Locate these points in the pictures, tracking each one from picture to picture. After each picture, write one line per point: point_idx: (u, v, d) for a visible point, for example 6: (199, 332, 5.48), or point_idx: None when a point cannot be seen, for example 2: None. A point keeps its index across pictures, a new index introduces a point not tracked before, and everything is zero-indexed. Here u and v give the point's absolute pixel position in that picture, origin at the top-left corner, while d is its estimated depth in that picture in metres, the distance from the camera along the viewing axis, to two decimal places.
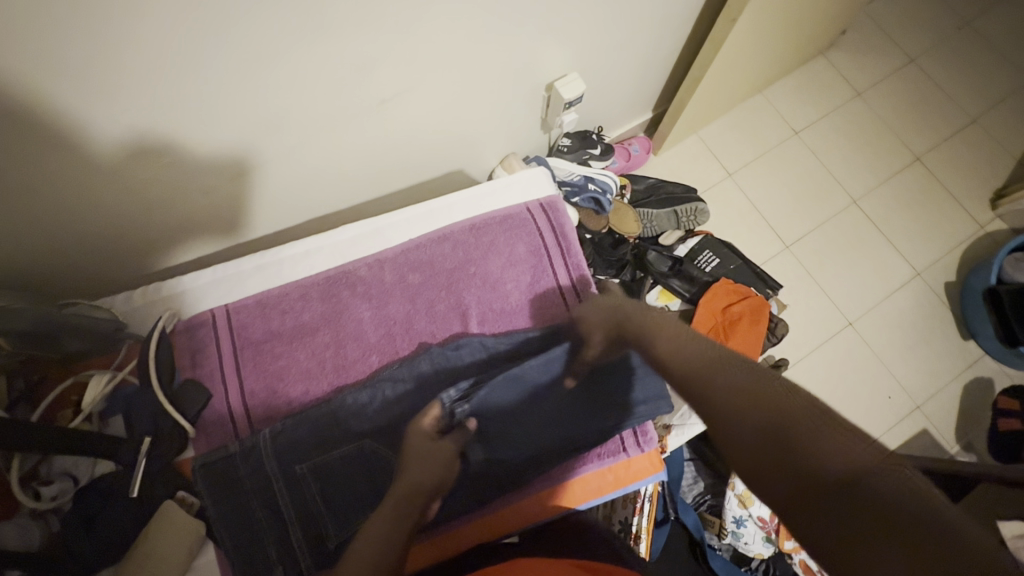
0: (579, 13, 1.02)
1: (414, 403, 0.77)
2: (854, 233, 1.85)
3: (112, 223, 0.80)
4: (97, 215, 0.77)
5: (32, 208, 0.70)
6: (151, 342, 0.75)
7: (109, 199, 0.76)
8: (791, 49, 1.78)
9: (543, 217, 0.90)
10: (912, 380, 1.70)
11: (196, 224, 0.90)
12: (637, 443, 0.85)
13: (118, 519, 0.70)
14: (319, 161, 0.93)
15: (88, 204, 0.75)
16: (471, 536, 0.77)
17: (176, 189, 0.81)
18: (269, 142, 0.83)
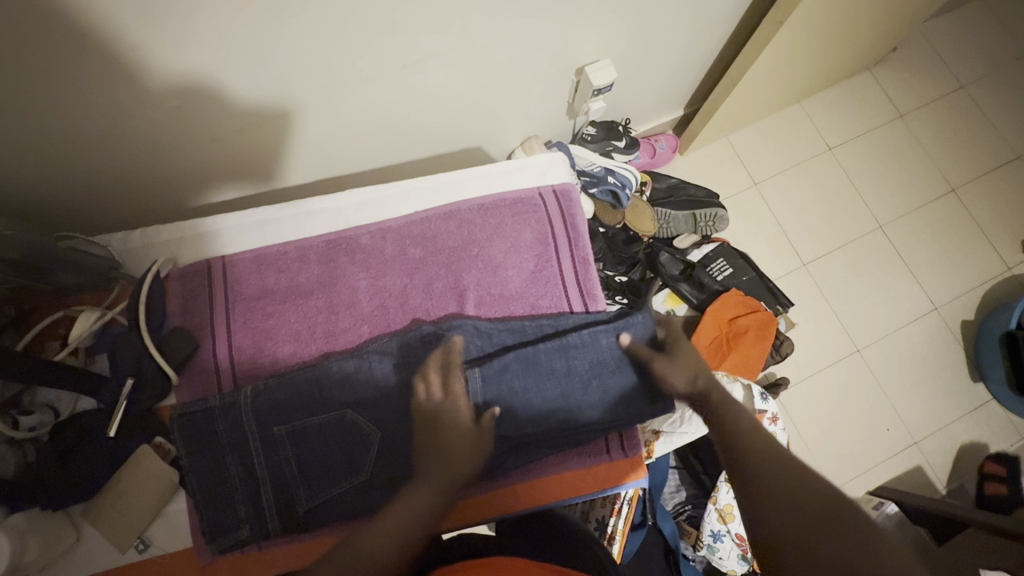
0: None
1: (416, 377, 0.75)
2: (876, 259, 1.80)
3: (122, 158, 0.79)
4: (103, 149, 0.76)
5: (41, 135, 0.70)
6: (142, 285, 0.74)
7: (121, 134, 0.75)
8: (836, 60, 1.71)
9: (555, 204, 0.86)
10: (914, 415, 1.66)
11: (206, 172, 0.89)
12: (625, 446, 0.82)
13: (93, 457, 0.70)
14: (332, 122, 0.91)
15: (97, 136, 0.74)
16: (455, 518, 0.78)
17: (193, 134, 0.80)
18: (288, 97, 0.80)
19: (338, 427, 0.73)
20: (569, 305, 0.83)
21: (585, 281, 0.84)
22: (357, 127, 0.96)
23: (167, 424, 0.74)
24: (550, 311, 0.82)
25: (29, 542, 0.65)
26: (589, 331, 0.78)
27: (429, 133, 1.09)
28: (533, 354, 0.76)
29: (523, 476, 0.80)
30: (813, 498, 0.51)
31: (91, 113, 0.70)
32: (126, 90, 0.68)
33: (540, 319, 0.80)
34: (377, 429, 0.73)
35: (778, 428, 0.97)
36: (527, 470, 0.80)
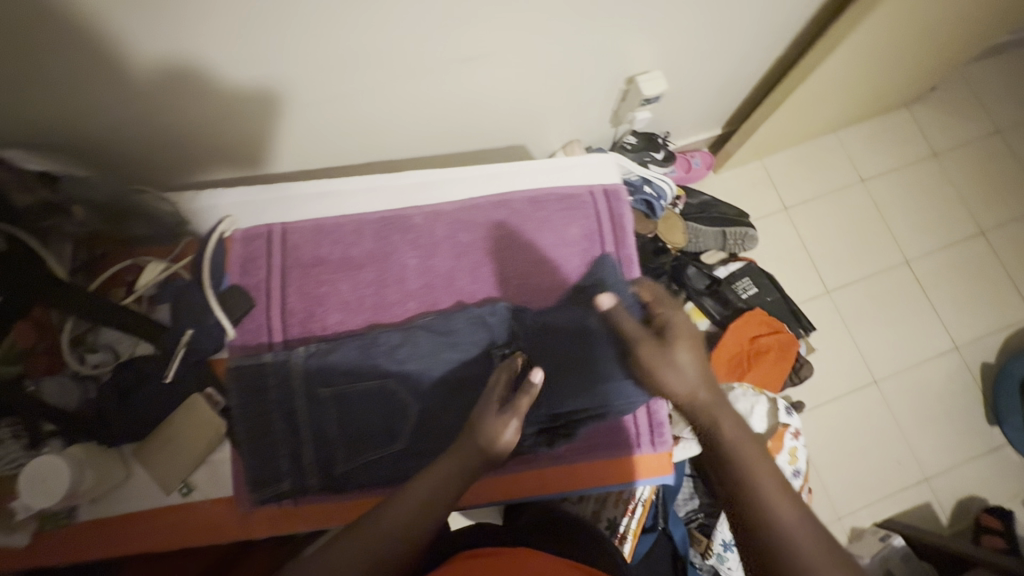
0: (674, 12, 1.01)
1: (456, 362, 0.77)
2: (899, 293, 1.80)
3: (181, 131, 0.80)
4: (164, 121, 0.78)
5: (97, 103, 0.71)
6: (208, 242, 0.79)
7: (169, 105, 0.76)
8: (877, 94, 1.73)
9: (604, 203, 0.88)
10: (927, 451, 1.66)
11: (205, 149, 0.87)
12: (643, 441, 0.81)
13: (151, 400, 0.74)
14: (389, 107, 0.94)
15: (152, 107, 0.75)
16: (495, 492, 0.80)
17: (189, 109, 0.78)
18: (344, 81, 0.82)
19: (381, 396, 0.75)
20: None
21: (628, 280, 0.86)
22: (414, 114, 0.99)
23: (221, 377, 0.78)
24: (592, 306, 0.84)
25: (86, 473, 0.69)
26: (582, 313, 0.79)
27: (478, 124, 1.12)
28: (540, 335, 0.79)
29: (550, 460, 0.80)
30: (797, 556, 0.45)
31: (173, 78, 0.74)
32: (125, 61, 0.67)
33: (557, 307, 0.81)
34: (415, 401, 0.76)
35: (799, 442, 0.99)
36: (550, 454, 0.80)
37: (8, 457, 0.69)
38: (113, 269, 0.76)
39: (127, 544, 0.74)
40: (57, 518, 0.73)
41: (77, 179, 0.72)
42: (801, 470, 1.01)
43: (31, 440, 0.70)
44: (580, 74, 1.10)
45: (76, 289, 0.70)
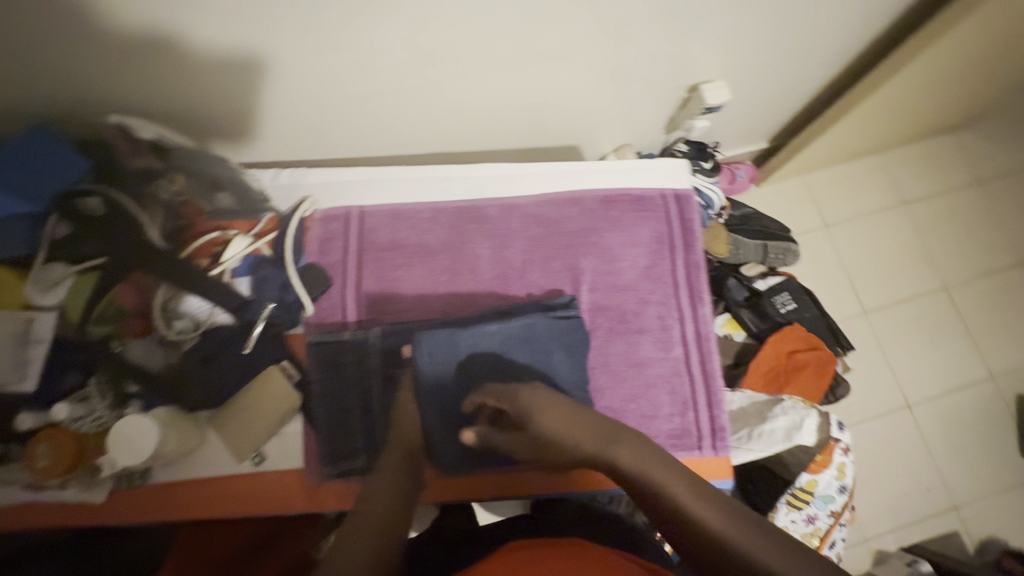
0: (744, 20, 1.02)
1: (505, 365, 0.74)
2: (935, 319, 1.77)
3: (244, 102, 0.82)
4: (230, 88, 0.79)
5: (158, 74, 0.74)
6: (291, 221, 0.81)
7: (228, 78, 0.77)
8: (929, 117, 1.71)
9: (675, 207, 0.90)
10: (957, 480, 1.64)
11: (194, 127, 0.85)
12: None
13: (231, 370, 0.75)
14: (449, 97, 0.94)
15: (207, 84, 0.77)
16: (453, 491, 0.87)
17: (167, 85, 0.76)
18: (408, 62, 0.83)
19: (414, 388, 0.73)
20: (677, 304, 0.85)
21: (694, 284, 0.87)
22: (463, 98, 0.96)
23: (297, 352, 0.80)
24: (660, 307, 0.84)
25: (170, 434, 0.71)
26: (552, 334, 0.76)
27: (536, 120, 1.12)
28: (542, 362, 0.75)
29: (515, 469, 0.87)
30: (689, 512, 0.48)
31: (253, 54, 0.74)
32: (93, 29, 0.66)
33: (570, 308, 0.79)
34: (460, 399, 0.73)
35: (848, 459, 1.01)
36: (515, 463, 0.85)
37: (93, 415, 0.70)
38: (204, 240, 0.78)
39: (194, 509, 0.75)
40: (131, 479, 0.75)
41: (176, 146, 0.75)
42: (847, 487, 1.03)
43: (114, 400, 0.72)
44: (642, 77, 1.10)
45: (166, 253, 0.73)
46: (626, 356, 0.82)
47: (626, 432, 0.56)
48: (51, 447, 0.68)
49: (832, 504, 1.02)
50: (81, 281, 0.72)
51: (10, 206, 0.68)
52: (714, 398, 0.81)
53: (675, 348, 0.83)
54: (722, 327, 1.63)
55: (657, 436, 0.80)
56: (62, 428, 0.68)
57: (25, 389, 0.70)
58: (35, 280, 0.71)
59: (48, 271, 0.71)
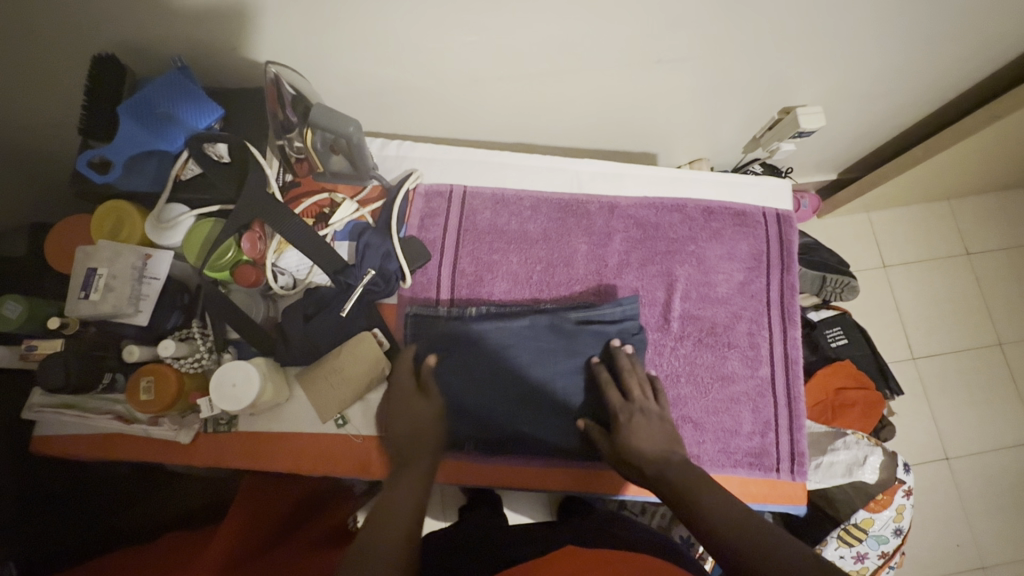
0: (859, 46, 1.00)
1: (526, 369, 0.77)
2: (984, 374, 1.73)
3: (365, 60, 0.82)
4: (354, 47, 0.79)
5: (293, 34, 0.74)
6: (399, 193, 0.81)
7: (355, 37, 0.77)
8: (1008, 170, 1.67)
9: (775, 226, 0.89)
10: (988, 539, 1.61)
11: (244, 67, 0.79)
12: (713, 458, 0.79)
13: (328, 329, 0.76)
14: (555, 87, 0.95)
15: (331, 44, 0.77)
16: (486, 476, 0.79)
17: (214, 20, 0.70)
18: (523, 47, 0.84)
19: (440, 373, 0.76)
20: (768, 323, 0.85)
21: (786, 305, 0.87)
22: (565, 82, 0.94)
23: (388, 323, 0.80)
24: (751, 323, 0.85)
25: (266, 385, 0.72)
26: (531, 325, 0.78)
27: (630, 121, 1.12)
28: (516, 353, 0.77)
29: (525, 463, 0.80)
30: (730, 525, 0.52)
31: (386, 19, 0.74)
32: None
33: (591, 309, 0.80)
34: (476, 392, 0.76)
35: (909, 502, 0.99)
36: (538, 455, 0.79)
37: (193, 356, 0.72)
38: (314, 200, 0.80)
39: (265, 461, 0.76)
40: (217, 425, 0.76)
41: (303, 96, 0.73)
42: (903, 530, 1.01)
43: (215, 344, 0.73)
44: (741, 91, 1.09)
45: (281, 208, 0.72)
46: (655, 361, 0.82)
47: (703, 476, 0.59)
48: (154, 382, 0.69)
49: (884, 544, 1.02)
50: (199, 226, 0.72)
51: (144, 143, 0.69)
52: (794, 421, 0.81)
53: (762, 367, 0.83)
54: None
55: (735, 452, 0.80)
56: (165, 365, 0.70)
57: (138, 322, 0.70)
58: (157, 218, 0.71)
59: (165, 212, 0.72)
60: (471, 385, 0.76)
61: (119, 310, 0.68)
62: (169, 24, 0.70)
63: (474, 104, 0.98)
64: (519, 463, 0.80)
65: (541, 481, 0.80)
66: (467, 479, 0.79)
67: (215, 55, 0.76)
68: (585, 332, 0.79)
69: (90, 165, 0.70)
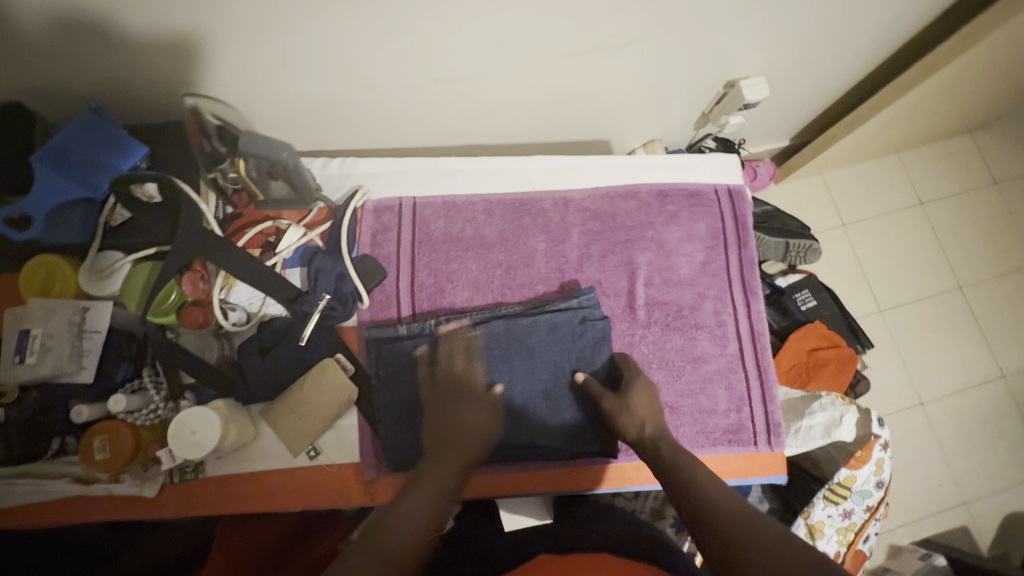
0: (790, 14, 1.00)
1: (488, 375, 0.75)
2: (948, 318, 1.79)
3: (296, 77, 0.79)
4: (281, 66, 0.76)
5: (215, 59, 0.71)
6: (347, 210, 0.79)
7: (281, 55, 0.74)
8: (951, 118, 1.71)
9: (728, 202, 0.90)
10: (968, 477, 1.67)
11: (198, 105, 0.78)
12: (695, 442, 0.79)
13: (287, 359, 0.74)
14: (494, 90, 0.95)
15: (257, 65, 0.74)
16: (497, 484, 0.80)
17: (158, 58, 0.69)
18: (451, 47, 0.81)
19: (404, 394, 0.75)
20: (732, 299, 0.86)
21: (748, 280, 0.87)
22: (508, 76, 0.93)
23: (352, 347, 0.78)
24: (716, 302, 0.85)
25: (230, 427, 0.69)
26: (483, 328, 0.77)
27: (578, 110, 1.11)
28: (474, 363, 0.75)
29: (511, 471, 0.80)
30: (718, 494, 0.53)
31: (310, 34, 0.72)
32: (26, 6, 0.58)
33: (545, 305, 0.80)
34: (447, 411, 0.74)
35: (886, 455, 1.01)
36: (511, 463, 0.78)
37: (149, 408, 0.69)
38: (258, 230, 0.77)
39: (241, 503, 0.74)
40: (183, 473, 0.73)
41: (228, 131, 0.68)
42: (884, 482, 1.03)
43: (170, 392, 0.70)
44: (684, 69, 1.09)
45: (222, 241, 0.70)
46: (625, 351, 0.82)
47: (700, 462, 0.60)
48: (109, 440, 0.66)
49: (868, 499, 1.03)
50: (137, 270, 0.69)
51: (65, 191, 0.66)
52: (768, 393, 0.82)
53: (731, 343, 0.84)
54: None
55: (713, 431, 0.80)
56: (118, 421, 0.66)
57: (82, 379, 0.67)
58: (89, 269, 0.68)
59: (100, 260, 0.69)
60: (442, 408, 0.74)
61: (60, 370, 0.65)
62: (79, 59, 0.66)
63: (417, 112, 0.96)
64: (505, 470, 0.80)
65: (520, 486, 0.80)
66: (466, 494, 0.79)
67: (134, 89, 0.73)
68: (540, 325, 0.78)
69: (7, 223, 0.65)
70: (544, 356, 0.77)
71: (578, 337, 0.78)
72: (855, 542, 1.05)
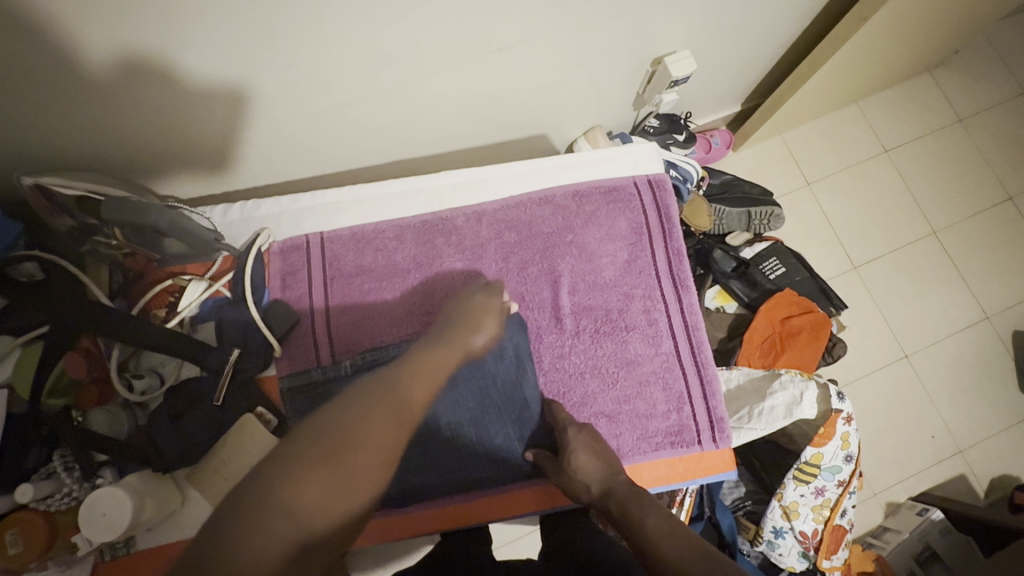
0: None
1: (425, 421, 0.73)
2: (926, 267, 1.65)
3: (185, 121, 0.72)
4: (198, 113, 0.72)
5: (107, 113, 0.67)
6: (248, 258, 0.77)
7: (163, 110, 0.69)
8: (911, 60, 1.61)
9: (649, 193, 0.86)
10: (962, 425, 1.53)
11: (157, 158, 0.78)
12: (636, 449, 0.77)
13: (201, 423, 0.71)
14: (388, 112, 0.87)
15: (128, 116, 0.69)
16: (426, 522, 0.76)
17: (162, 107, 0.69)
18: (316, 70, 0.72)
19: None
20: (662, 296, 0.82)
21: (677, 272, 0.84)
22: (391, 93, 0.83)
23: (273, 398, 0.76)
24: (645, 301, 0.82)
25: (145, 502, 0.67)
26: None
27: (499, 113, 1.02)
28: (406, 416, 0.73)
29: (462, 499, 0.77)
30: (669, 533, 0.52)
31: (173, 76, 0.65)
32: (54, 55, 0.58)
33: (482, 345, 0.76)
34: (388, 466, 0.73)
35: (851, 428, 0.97)
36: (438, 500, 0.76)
37: (62, 492, 0.67)
38: (155, 290, 0.74)
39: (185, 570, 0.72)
40: (114, 549, 0.72)
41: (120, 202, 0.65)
42: (853, 455, 1.00)
43: (83, 473, 0.68)
44: (600, 59, 1.01)
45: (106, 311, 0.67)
46: (556, 364, 0.79)
47: (647, 510, 0.57)
48: (21, 532, 0.64)
49: (839, 473, 1.01)
50: (28, 351, 0.67)
51: None
52: (708, 388, 0.80)
53: (665, 342, 0.81)
54: (712, 299, 1.56)
55: (655, 435, 0.78)
56: (30, 511, 0.65)
57: None
58: None
59: None
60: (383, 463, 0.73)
61: None
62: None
63: (309, 147, 0.88)
64: (433, 505, 0.76)
65: (457, 520, 0.77)
66: (390, 534, 0.77)
67: (0, 153, 0.67)
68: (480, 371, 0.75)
69: None
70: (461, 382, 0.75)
71: (497, 362, 0.75)
72: (832, 518, 1.02)
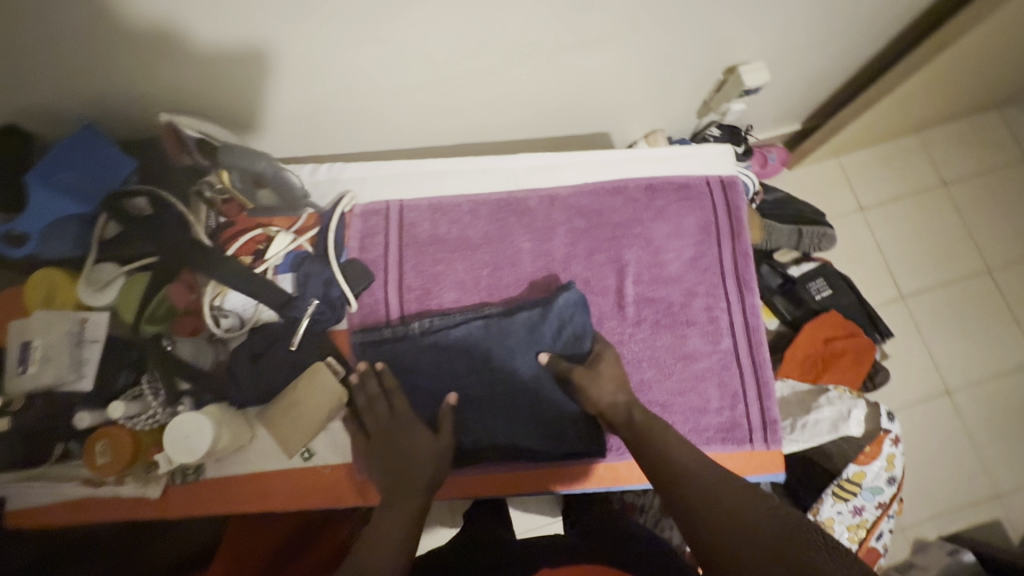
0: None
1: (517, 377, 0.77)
2: (976, 305, 1.61)
3: (281, 84, 0.77)
4: (282, 73, 0.75)
5: (172, 62, 0.68)
6: (332, 219, 0.81)
7: (265, 69, 0.73)
8: (982, 94, 1.57)
9: (720, 195, 0.88)
10: (1002, 468, 1.49)
11: (227, 116, 0.80)
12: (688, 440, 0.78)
13: (277, 365, 0.76)
14: (458, 97, 0.91)
15: (229, 73, 0.72)
16: (470, 486, 0.78)
17: (217, 60, 0.69)
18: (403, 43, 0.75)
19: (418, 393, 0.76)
20: (725, 295, 0.84)
21: (741, 274, 0.85)
22: (470, 76, 0.86)
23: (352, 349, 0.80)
24: (707, 298, 0.83)
25: (222, 431, 0.71)
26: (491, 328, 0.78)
27: (569, 106, 1.05)
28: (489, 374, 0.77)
29: (509, 468, 0.78)
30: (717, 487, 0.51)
31: (293, 44, 0.70)
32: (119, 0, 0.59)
33: (536, 314, 0.78)
34: (491, 426, 0.76)
35: (897, 450, 0.99)
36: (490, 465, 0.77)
37: (148, 414, 0.70)
38: (247, 236, 0.78)
39: (272, 499, 0.76)
40: (185, 475, 0.76)
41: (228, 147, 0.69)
42: (896, 478, 1.00)
43: (168, 398, 0.72)
44: (674, 62, 1.02)
45: (204, 252, 0.72)
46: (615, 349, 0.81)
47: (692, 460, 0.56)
48: (110, 444, 0.69)
49: (880, 495, 1.00)
50: (131, 281, 0.72)
51: (61, 208, 0.67)
52: (764, 390, 0.81)
53: (724, 340, 0.82)
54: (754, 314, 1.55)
55: (706, 429, 0.79)
56: (118, 427, 0.69)
57: (81, 387, 0.70)
58: (87, 279, 0.71)
59: (98, 272, 0.72)
60: (484, 420, 0.76)
61: (62, 378, 0.68)
62: (67, 52, 0.64)
63: (389, 120, 0.93)
64: (481, 470, 0.78)
65: (519, 488, 0.78)
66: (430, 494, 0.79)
67: (88, 95, 0.71)
68: (540, 339, 0.77)
69: (7, 240, 0.67)
70: (517, 355, 0.77)
71: (553, 336, 0.77)
72: (866, 540, 1.02)
